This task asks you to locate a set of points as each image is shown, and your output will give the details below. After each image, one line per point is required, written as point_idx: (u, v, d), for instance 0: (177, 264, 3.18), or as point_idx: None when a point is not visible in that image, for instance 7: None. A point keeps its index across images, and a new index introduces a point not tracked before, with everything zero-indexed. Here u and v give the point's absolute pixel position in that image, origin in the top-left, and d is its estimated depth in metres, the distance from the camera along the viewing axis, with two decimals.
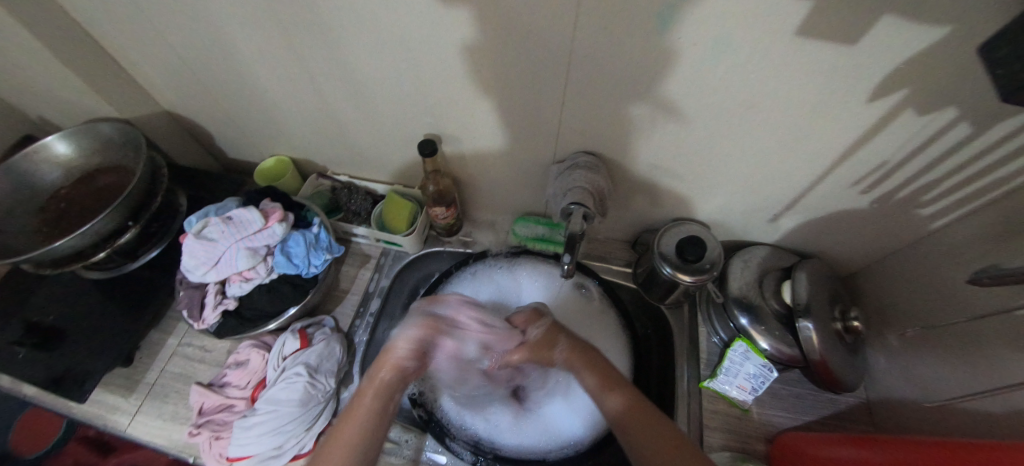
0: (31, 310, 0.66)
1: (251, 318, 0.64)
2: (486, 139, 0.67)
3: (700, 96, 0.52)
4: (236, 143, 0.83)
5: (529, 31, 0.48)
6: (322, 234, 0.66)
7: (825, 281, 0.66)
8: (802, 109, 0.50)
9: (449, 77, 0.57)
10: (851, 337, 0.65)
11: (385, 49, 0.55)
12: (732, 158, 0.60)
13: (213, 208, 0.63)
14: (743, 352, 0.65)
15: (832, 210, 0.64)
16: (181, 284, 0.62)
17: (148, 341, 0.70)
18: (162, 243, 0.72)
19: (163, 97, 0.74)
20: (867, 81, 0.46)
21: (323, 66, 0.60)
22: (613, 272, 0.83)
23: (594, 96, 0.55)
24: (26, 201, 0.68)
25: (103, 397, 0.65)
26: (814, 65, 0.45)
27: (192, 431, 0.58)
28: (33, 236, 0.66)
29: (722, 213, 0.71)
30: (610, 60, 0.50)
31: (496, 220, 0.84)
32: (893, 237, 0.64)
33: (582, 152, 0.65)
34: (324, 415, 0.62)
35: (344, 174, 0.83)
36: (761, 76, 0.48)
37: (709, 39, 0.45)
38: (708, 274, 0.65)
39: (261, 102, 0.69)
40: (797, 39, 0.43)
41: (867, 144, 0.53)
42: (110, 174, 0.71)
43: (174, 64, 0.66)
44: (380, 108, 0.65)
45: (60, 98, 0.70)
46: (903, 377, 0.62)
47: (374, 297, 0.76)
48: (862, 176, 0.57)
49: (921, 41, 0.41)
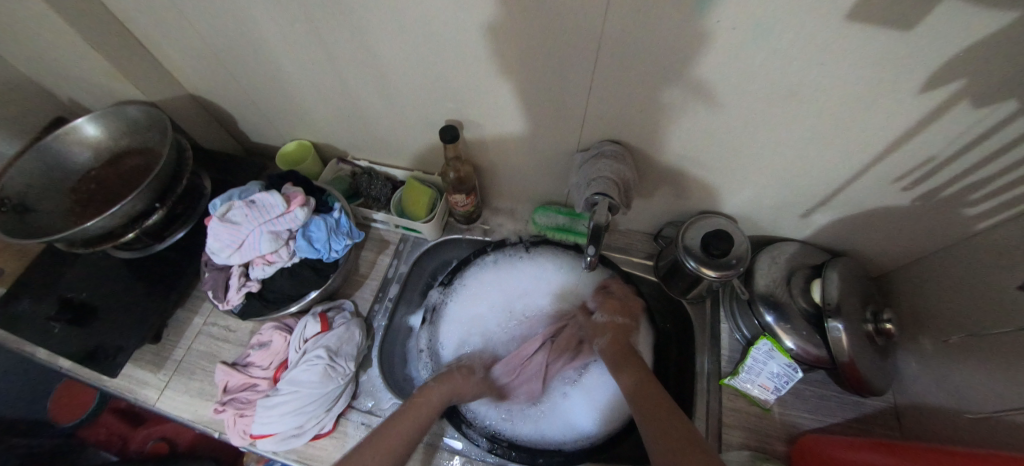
0: (66, 287, 0.68)
1: (273, 299, 0.64)
2: (508, 126, 0.65)
3: (736, 84, 0.49)
4: (258, 126, 0.83)
5: (559, 14, 0.46)
6: (342, 219, 0.66)
7: (858, 281, 0.64)
8: (846, 99, 0.47)
9: (473, 61, 0.55)
10: (883, 339, 0.62)
11: (409, 32, 0.53)
12: (765, 150, 0.58)
13: (237, 191, 0.63)
14: (767, 351, 0.63)
15: (869, 207, 0.61)
16: (207, 265, 0.63)
17: (175, 320, 0.72)
18: (189, 225, 0.73)
19: (187, 79, 0.74)
20: (920, 70, 0.43)
21: (345, 50, 0.59)
22: (633, 264, 0.81)
23: (622, 83, 0.53)
24: (58, 181, 0.70)
25: (133, 372, 0.67)
26: (864, 52, 0.42)
27: (217, 409, 0.60)
28: (66, 216, 0.67)
29: (750, 206, 0.69)
30: (641, 45, 0.48)
31: (516, 208, 0.83)
32: (934, 236, 0.61)
33: (607, 141, 0.63)
34: (344, 397, 0.63)
35: (365, 160, 0.82)
36: (804, 63, 0.45)
37: (751, 24, 0.42)
38: (734, 270, 0.63)
39: (283, 85, 0.69)
40: (847, 24, 0.40)
41: (915, 137, 0.50)
42: (138, 156, 0.72)
43: (198, 46, 0.66)
44: (402, 93, 0.64)
45: (89, 79, 0.71)
46: (936, 382, 0.60)
47: (393, 282, 0.76)
48: (905, 172, 0.54)
49: (987, 27, 0.37)
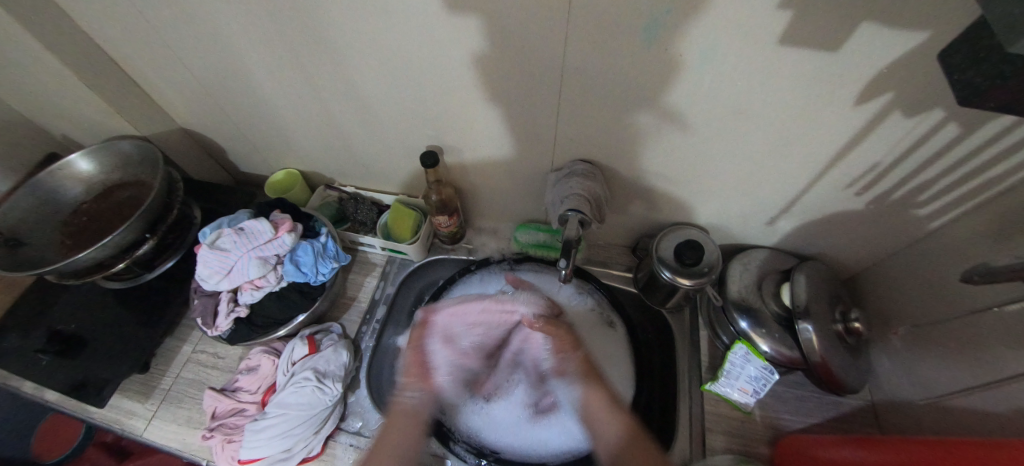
0: (55, 320, 0.69)
1: (262, 324, 0.66)
2: (486, 150, 0.69)
3: (691, 103, 0.53)
4: (247, 157, 0.86)
5: (524, 45, 0.51)
6: (329, 243, 0.69)
7: (826, 283, 0.67)
8: (789, 114, 0.52)
9: (449, 89, 0.59)
10: (852, 338, 0.65)
11: (388, 65, 0.57)
12: (726, 163, 0.61)
13: (226, 220, 0.66)
14: (744, 355, 0.65)
15: (829, 212, 0.65)
16: (196, 292, 0.65)
17: (164, 349, 0.73)
18: (178, 253, 0.75)
19: (179, 115, 0.78)
20: (852, 85, 0.47)
21: (329, 83, 0.62)
22: (614, 277, 0.83)
23: (588, 106, 0.57)
24: (51, 216, 0.71)
25: (121, 402, 0.68)
26: (797, 72, 0.47)
27: (205, 435, 0.60)
28: (56, 249, 0.69)
29: (719, 216, 0.72)
30: (601, 73, 0.52)
31: (498, 227, 0.86)
32: (892, 237, 0.65)
33: (578, 160, 0.66)
34: (332, 418, 0.63)
35: (351, 186, 0.85)
36: (748, 83, 0.49)
37: (696, 51, 0.47)
38: (707, 277, 0.66)
39: (272, 118, 0.72)
40: (780, 48, 0.45)
41: (859, 145, 0.54)
42: (129, 189, 0.74)
43: (191, 84, 0.69)
44: (384, 121, 0.67)
45: (85, 117, 0.74)
46: (907, 378, 0.62)
47: (380, 304, 0.77)
48: (855, 178, 0.58)
49: (902, 45, 0.42)
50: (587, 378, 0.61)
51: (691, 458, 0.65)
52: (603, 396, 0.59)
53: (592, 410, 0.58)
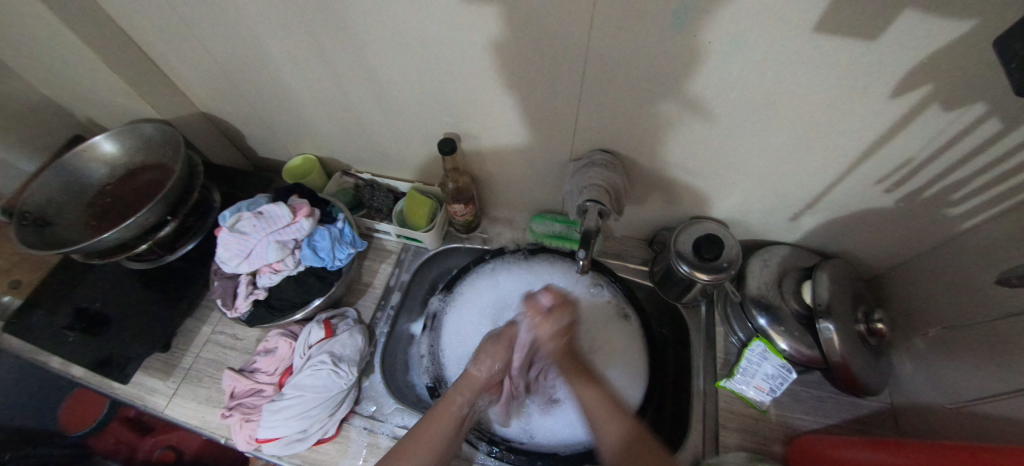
0: (81, 298, 0.70)
1: (279, 307, 0.67)
2: (504, 138, 0.68)
3: (717, 94, 0.52)
4: (266, 142, 0.86)
5: (547, 32, 0.50)
6: (346, 229, 0.69)
7: (849, 281, 0.65)
8: (819, 106, 0.50)
9: (469, 76, 0.58)
10: (875, 339, 0.64)
11: (408, 51, 0.57)
12: (751, 157, 0.60)
13: (245, 204, 0.66)
14: (761, 352, 0.64)
15: (855, 209, 0.63)
16: (217, 274, 0.66)
17: (184, 329, 0.74)
18: (198, 236, 0.76)
19: (200, 99, 0.78)
20: (888, 77, 0.45)
21: (349, 68, 0.62)
22: (629, 270, 0.83)
23: (609, 95, 0.56)
24: (77, 196, 0.73)
25: (144, 380, 0.70)
26: (831, 62, 0.45)
27: (225, 414, 0.62)
28: (81, 229, 0.70)
29: (740, 211, 0.71)
30: (625, 61, 0.51)
31: (513, 218, 0.85)
32: (921, 236, 0.63)
33: (597, 151, 0.65)
34: (347, 402, 0.64)
35: (367, 173, 0.86)
36: (777, 73, 0.48)
37: (724, 39, 0.45)
38: (726, 273, 0.65)
39: (290, 103, 0.72)
40: (814, 37, 0.43)
41: (892, 140, 0.52)
42: (151, 172, 0.75)
43: (211, 67, 0.69)
44: (402, 108, 0.67)
45: (109, 100, 0.75)
46: (930, 381, 0.60)
47: (395, 290, 0.78)
48: (886, 174, 0.56)
49: (946, 34, 0.40)
50: (606, 409, 0.56)
51: (703, 454, 0.64)
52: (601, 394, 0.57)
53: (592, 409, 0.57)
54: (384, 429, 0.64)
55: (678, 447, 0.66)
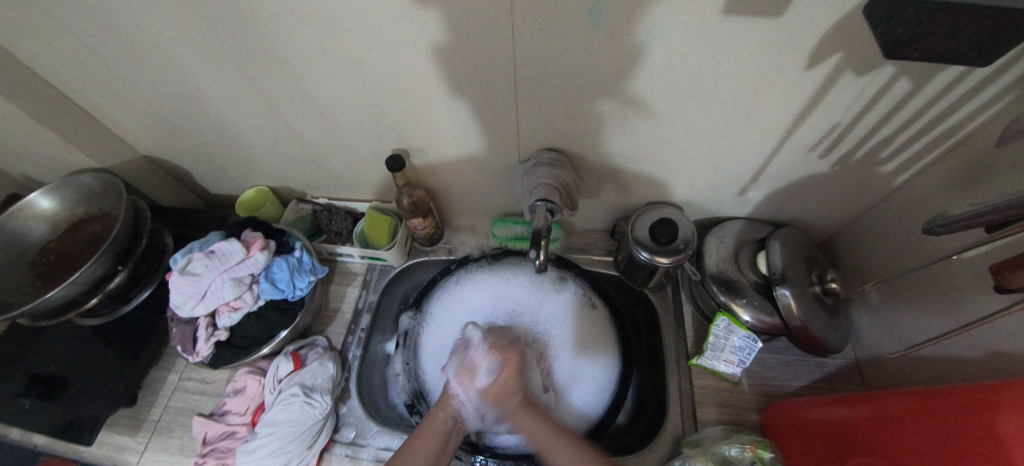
0: (34, 362, 0.68)
1: (244, 345, 0.65)
2: (452, 147, 0.68)
3: (648, 82, 0.53)
4: (215, 179, 0.84)
5: (474, 39, 0.50)
6: (305, 257, 0.67)
7: (800, 247, 0.68)
8: (745, 82, 0.52)
9: (407, 90, 0.58)
10: (831, 299, 0.66)
11: (342, 71, 0.56)
12: (691, 138, 0.61)
13: (196, 244, 0.65)
14: (726, 326, 0.66)
15: (796, 177, 0.65)
16: (173, 320, 0.64)
17: (149, 379, 0.72)
18: (153, 283, 0.73)
19: (139, 143, 0.76)
20: (801, 51, 0.47)
21: (285, 95, 0.61)
22: (595, 262, 0.83)
23: (546, 96, 0.57)
24: (18, 258, 0.70)
25: (111, 438, 0.67)
26: (746, 40, 0.47)
27: (198, 462, 0.60)
28: (28, 291, 0.68)
29: (692, 192, 0.72)
30: (554, 62, 0.52)
31: (476, 224, 0.85)
32: (862, 195, 0.65)
33: (544, 150, 0.66)
34: (324, 432, 0.63)
35: (324, 197, 0.84)
36: (699, 57, 0.49)
37: (643, 28, 0.46)
38: (685, 253, 0.67)
39: (234, 137, 0.71)
40: (726, 18, 0.45)
41: (816, 108, 0.54)
42: (96, 222, 0.73)
43: (145, 110, 0.67)
44: (345, 129, 0.66)
45: (43, 155, 0.73)
46: (888, 333, 0.63)
47: (364, 312, 0.77)
48: (817, 140, 0.58)
49: (843, 5, 0.42)
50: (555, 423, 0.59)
51: (684, 433, 0.65)
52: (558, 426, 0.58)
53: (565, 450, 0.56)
54: (366, 454, 0.64)
55: (660, 430, 0.67)
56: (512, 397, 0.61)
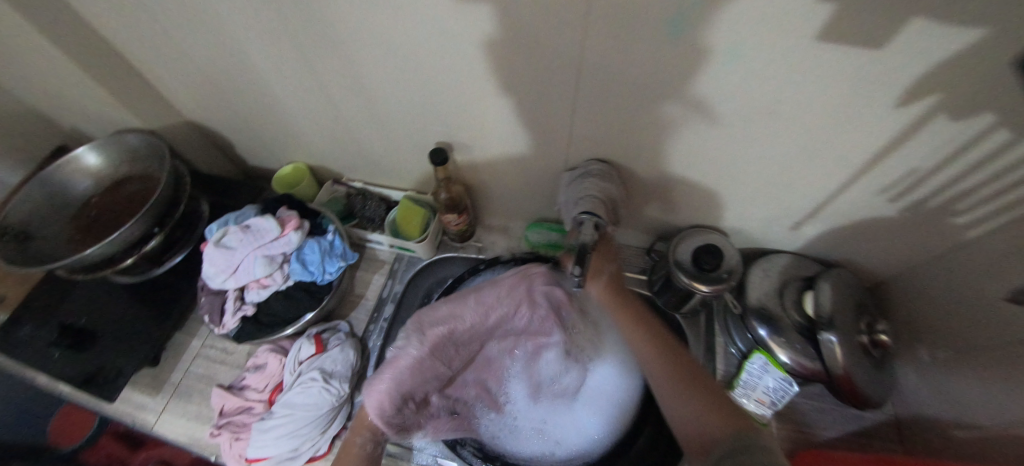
0: (67, 313, 0.69)
1: (269, 323, 0.65)
2: (497, 147, 0.66)
3: (717, 102, 0.50)
4: (255, 151, 0.84)
5: (540, 40, 0.48)
6: (337, 241, 0.67)
7: (849, 291, 0.64)
8: (823, 115, 0.48)
9: (462, 84, 0.56)
10: (879, 351, 0.62)
11: (398, 58, 0.55)
12: (752, 165, 0.58)
13: (233, 216, 0.65)
14: (762, 365, 0.63)
15: (858, 218, 0.61)
16: (203, 290, 0.64)
17: (173, 343, 0.73)
18: (185, 249, 0.74)
19: (186, 108, 0.76)
20: (894, 88, 0.43)
21: (337, 77, 0.60)
22: (627, 278, 0.81)
23: (606, 106, 0.54)
24: (60, 210, 0.71)
25: (132, 396, 0.68)
26: (835, 70, 0.43)
27: (212, 433, 0.61)
28: (67, 244, 0.69)
29: (741, 220, 0.69)
30: (621, 71, 0.49)
31: (509, 225, 0.83)
32: (919, 246, 0.61)
33: (593, 160, 0.63)
34: (338, 419, 0.63)
35: (359, 180, 0.83)
36: (779, 83, 0.46)
37: (725, 46, 0.44)
38: (726, 284, 0.63)
39: (279, 112, 0.70)
40: (819, 45, 0.41)
41: (897, 149, 0.50)
42: (137, 182, 0.74)
43: (195, 77, 0.67)
44: (391, 116, 0.65)
45: (93, 111, 0.73)
46: (936, 394, 0.59)
47: (387, 302, 0.75)
48: (890, 183, 0.54)
49: (956, 43, 0.38)
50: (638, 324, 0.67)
51: None
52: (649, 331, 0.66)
53: (642, 341, 0.66)
54: None
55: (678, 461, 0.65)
56: (600, 278, 0.69)
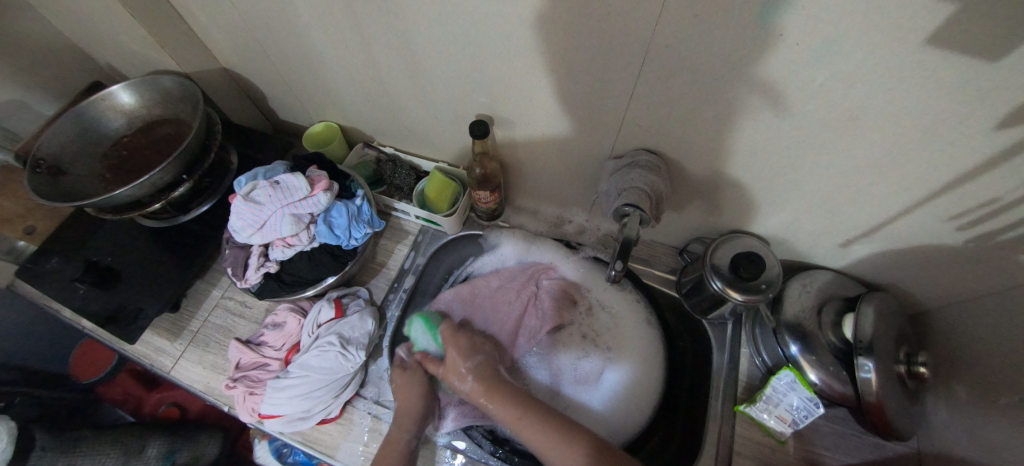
0: (92, 250, 0.69)
1: (291, 282, 0.64)
2: (541, 127, 0.63)
3: (792, 102, 0.46)
4: (288, 106, 0.82)
5: (609, 15, 0.44)
6: (364, 207, 0.66)
7: (893, 317, 0.60)
8: (907, 127, 0.44)
9: (514, 56, 0.53)
10: (913, 382, 0.60)
11: (450, 21, 0.51)
12: (813, 173, 0.54)
13: (262, 170, 0.63)
14: (788, 382, 0.60)
15: (917, 243, 0.57)
16: (229, 242, 0.63)
17: (194, 291, 0.73)
18: (212, 199, 0.73)
19: (222, 54, 0.74)
20: (999, 107, 0.39)
21: (383, 36, 0.57)
22: (655, 277, 0.78)
23: (666, 94, 0.51)
24: (91, 146, 0.70)
25: (151, 338, 0.69)
26: (935, 79, 0.39)
27: (228, 385, 0.61)
28: (96, 181, 0.68)
29: (787, 230, 0.66)
30: (691, 56, 0.45)
31: (539, 209, 0.81)
32: (969, 283, 0.57)
33: (642, 150, 0.60)
34: (352, 385, 0.63)
35: (390, 146, 0.81)
36: (867, 86, 0.42)
37: (817, 41, 0.40)
38: (764, 295, 0.60)
39: (318, 68, 0.68)
40: (925, 49, 0.37)
41: (982, 175, 0.46)
42: (168, 126, 0.72)
43: (235, 23, 0.64)
44: (434, 84, 0.62)
45: (130, 48, 0.71)
46: (969, 434, 0.54)
47: (409, 274, 0.75)
48: (963, 210, 0.50)
49: None
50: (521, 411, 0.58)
51: None
52: (510, 410, 0.58)
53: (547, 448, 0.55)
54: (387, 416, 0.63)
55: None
56: (467, 378, 0.61)
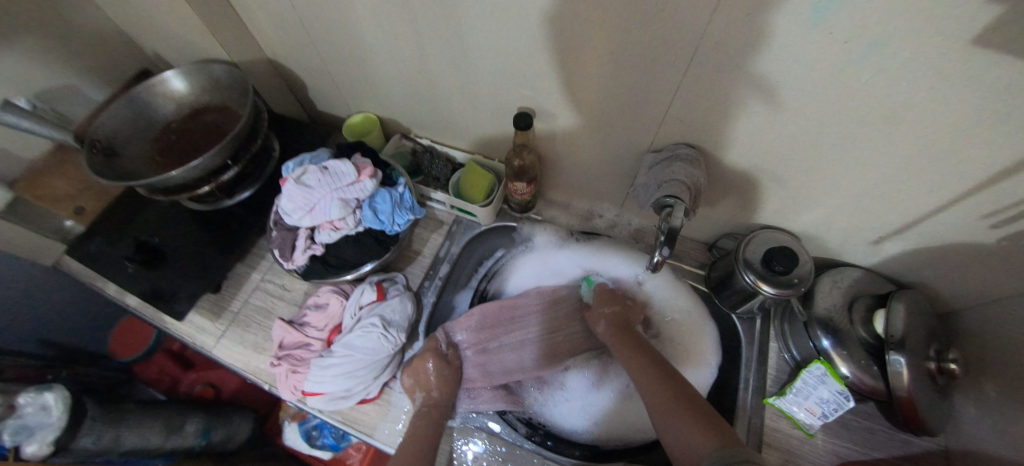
0: (140, 231, 0.71)
1: (336, 265, 0.66)
2: (581, 120, 0.65)
3: (835, 99, 0.48)
4: (328, 96, 0.84)
5: (662, 11, 0.46)
6: (406, 194, 0.67)
7: (922, 313, 0.61)
8: (949, 126, 0.46)
9: (562, 51, 0.55)
10: (944, 379, 0.60)
11: (502, 16, 0.53)
12: (849, 171, 0.56)
13: (307, 157, 0.66)
14: (819, 375, 0.62)
15: (949, 242, 0.59)
16: (277, 225, 0.66)
17: (235, 273, 0.75)
18: (255, 185, 0.76)
19: (268, 45, 0.76)
20: None
21: (434, 29, 0.59)
22: (683, 271, 0.80)
23: (711, 90, 0.52)
24: (142, 130, 0.73)
25: (194, 317, 0.71)
26: (978, 79, 0.41)
27: (273, 362, 0.63)
28: (147, 163, 0.70)
29: (819, 226, 0.67)
30: (739, 52, 0.47)
31: (570, 202, 0.83)
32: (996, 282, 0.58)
33: (681, 144, 0.62)
34: (390, 367, 0.64)
35: (426, 138, 0.83)
36: (910, 86, 0.44)
37: (865, 40, 0.41)
38: (795, 290, 0.61)
39: (363, 60, 0.70)
40: (971, 50, 0.39)
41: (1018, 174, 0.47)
42: (215, 112, 0.74)
43: (286, 14, 0.67)
44: (478, 77, 0.64)
45: (182, 37, 0.74)
46: (997, 430, 0.54)
47: (443, 262, 0.77)
48: (995, 209, 0.51)
49: None
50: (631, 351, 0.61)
51: None
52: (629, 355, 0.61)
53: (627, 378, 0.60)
54: None
55: None
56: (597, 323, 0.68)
